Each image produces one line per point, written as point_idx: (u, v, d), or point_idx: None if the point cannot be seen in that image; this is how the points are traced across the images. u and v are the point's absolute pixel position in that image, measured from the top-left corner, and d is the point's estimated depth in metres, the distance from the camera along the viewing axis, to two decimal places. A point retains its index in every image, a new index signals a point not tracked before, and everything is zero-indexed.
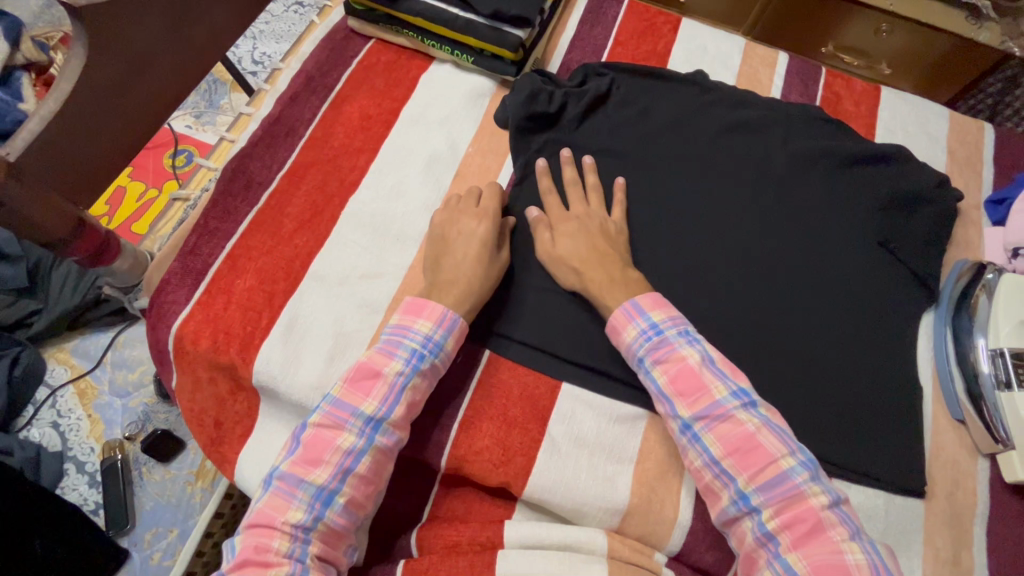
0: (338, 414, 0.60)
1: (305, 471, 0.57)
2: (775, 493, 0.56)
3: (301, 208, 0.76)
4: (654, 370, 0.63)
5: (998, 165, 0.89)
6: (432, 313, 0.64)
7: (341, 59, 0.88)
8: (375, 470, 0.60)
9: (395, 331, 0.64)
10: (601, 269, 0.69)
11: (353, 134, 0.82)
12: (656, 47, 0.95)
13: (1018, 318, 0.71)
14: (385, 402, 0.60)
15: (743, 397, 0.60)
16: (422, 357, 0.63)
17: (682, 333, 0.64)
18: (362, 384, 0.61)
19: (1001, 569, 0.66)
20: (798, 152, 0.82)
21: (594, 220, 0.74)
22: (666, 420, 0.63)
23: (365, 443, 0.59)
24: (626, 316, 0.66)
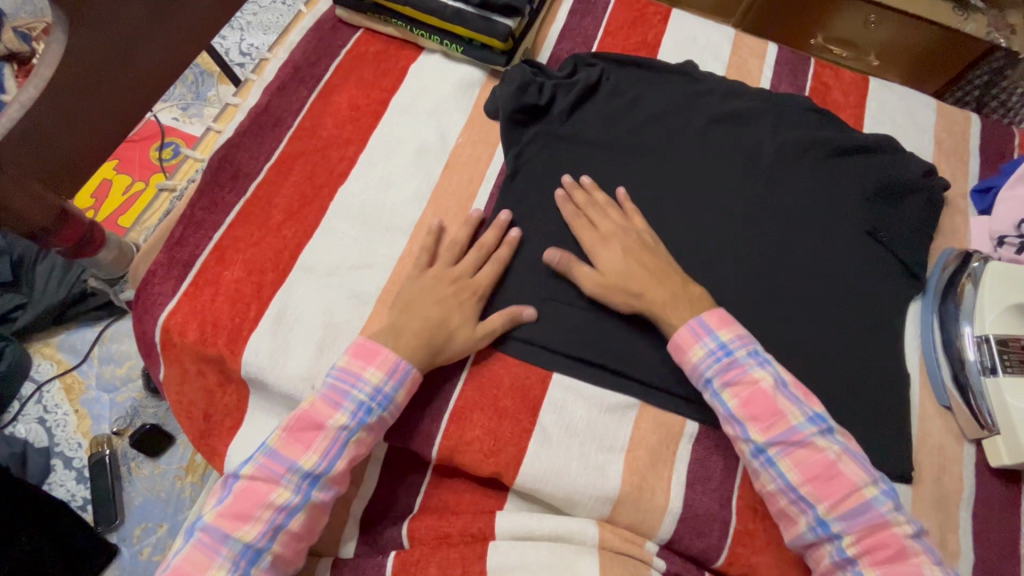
0: (273, 467, 0.60)
1: (231, 526, 0.58)
2: (858, 521, 0.58)
3: (289, 199, 0.75)
4: (725, 393, 0.63)
5: (984, 155, 0.90)
6: (383, 363, 0.63)
7: (330, 49, 0.87)
8: (307, 525, 0.60)
9: (342, 378, 0.63)
10: (662, 290, 0.68)
11: (342, 125, 0.81)
12: (646, 37, 0.95)
13: (1002, 305, 0.72)
14: (325, 457, 0.60)
15: (821, 424, 0.61)
16: (369, 411, 0.62)
17: (752, 354, 0.64)
18: (302, 435, 0.61)
19: (985, 551, 0.67)
20: (786, 142, 0.83)
21: (632, 235, 0.73)
22: (735, 441, 0.63)
23: (300, 499, 0.59)
24: (693, 334, 0.65)
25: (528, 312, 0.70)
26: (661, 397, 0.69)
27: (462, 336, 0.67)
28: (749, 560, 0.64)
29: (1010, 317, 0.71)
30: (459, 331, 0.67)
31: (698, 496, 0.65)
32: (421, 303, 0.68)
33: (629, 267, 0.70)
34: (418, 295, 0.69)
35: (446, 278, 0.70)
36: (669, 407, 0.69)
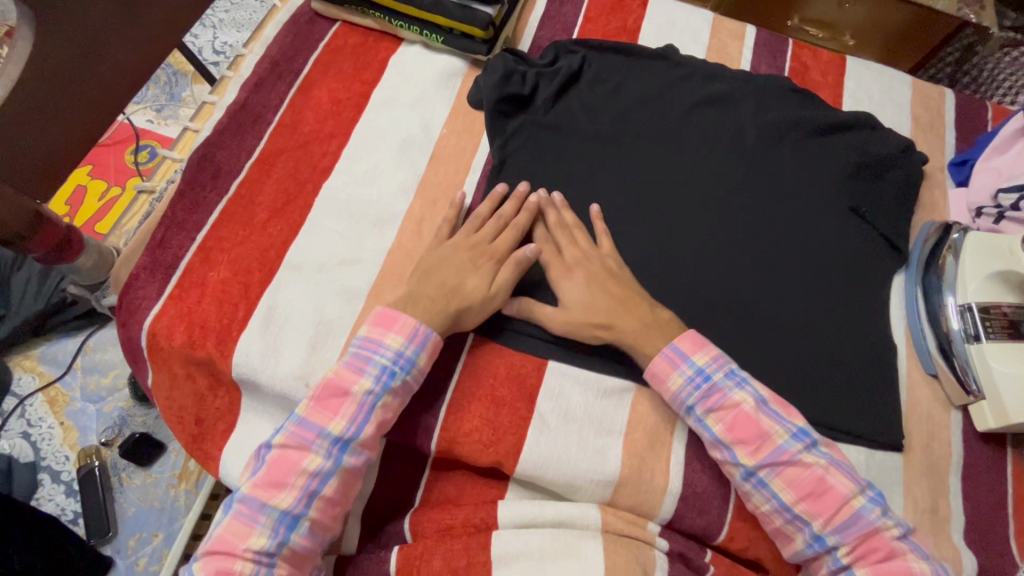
0: (304, 435, 0.60)
1: (269, 494, 0.58)
2: (851, 532, 0.58)
3: (273, 196, 0.74)
4: (708, 418, 0.63)
5: (960, 129, 0.91)
6: (403, 328, 0.64)
7: (307, 43, 0.86)
8: (342, 490, 0.61)
9: (363, 345, 0.63)
10: (631, 318, 0.67)
11: (323, 120, 0.80)
12: (626, 23, 0.95)
13: (984, 273, 0.72)
14: (354, 423, 0.61)
15: (805, 439, 0.61)
16: (393, 375, 0.63)
17: (729, 375, 0.63)
18: (330, 402, 0.62)
19: (976, 513, 0.68)
20: (768, 123, 0.84)
21: (596, 261, 0.71)
22: (725, 466, 0.63)
23: (332, 465, 0.60)
24: (670, 362, 0.64)
25: (532, 248, 0.71)
26: None
27: (477, 297, 0.67)
28: (749, 534, 0.65)
29: (991, 286, 0.72)
30: (473, 292, 0.67)
31: (697, 475, 0.66)
32: (439, 269, 0.69)
33: (595, 296, 0.68)
34: (437, 263, 0.69)
35: (464, 245, 0.71)
36: None
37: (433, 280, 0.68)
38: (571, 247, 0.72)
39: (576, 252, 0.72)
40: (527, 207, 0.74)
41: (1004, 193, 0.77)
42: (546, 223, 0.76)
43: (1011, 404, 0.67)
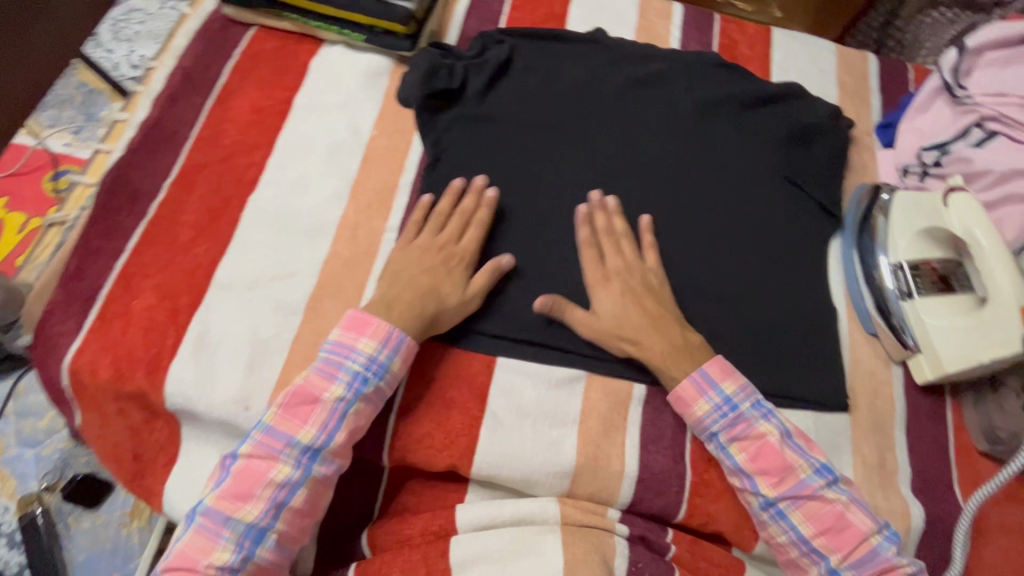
0: (271, 445, 0.59)
1: (232, 507, 0.56)
2: (868, 568, 0.59)
3: (196, 214, 0.71)
4: (732, 447, 0.64)
5: (884, 93, 0.94)
6: (376, 332, 0.62)
7: (221, 50, 0.82)
8: (312, 502, 0.59)
9: (335, 350, 0.62)
10: (659, 337, 0.67)
11: (245, 130, 0.77)
12: (553, 8, 0.94)
13: (913, 232, 0.74)
14: (325, 430, 0.59)
15: (828, 475, 0.62)
16: (365, 381, 0.61)
17: (756, 406, 0.64)
18: (298, 410, 0.60)
19: (921, 463, 0.71)
20: (700, 100, 0.84)
21: (636, 276, 0.70)
22: (743, 494, 0.64)
23: (301, 474, 0.58)
24: (697, 389, 0.64)
25: (507, 259, 0.70)
26: (607, 365, 0.70)
27: (453, 303, 0.67)
28: (707, 509, 0.65)
29: (920, 243, 0.74)
30: (450, 298, 0.67)
31: (653, 456, 0.66)
32: (412, 273, 0.67)
33: (628, 313, 0.68)
34: (408, 264, 0.68)
35: (434, 246, 0.70)
36: (615, 374, 0.69)
37: (409, 284, 0.66)
38: (614, 257, 0.71)
39: (618, 262, 0.71)
40: (484, 201, 0.73)
41: (925, 151, 0.79)
42: (592, 224, 0.74)
43: (946, 355, 0.69)
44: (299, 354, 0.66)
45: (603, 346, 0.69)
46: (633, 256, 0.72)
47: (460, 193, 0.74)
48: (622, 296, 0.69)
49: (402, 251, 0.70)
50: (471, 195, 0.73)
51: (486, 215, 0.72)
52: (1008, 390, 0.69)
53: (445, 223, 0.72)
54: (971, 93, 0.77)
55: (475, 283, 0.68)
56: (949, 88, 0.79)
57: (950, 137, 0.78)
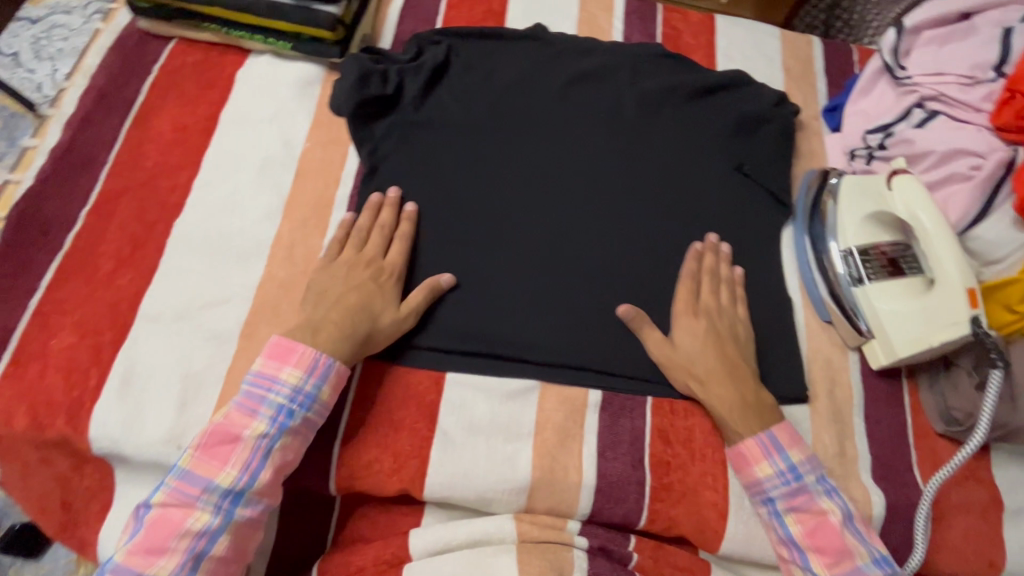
0: (187, 492, 0.56)
1: (146, 562, 0.54)
2: None
3: (117, 244, 0.67)
4: (788, 517, 0.61)
5: (830, 75, 0.93)
6: (301, 360, 0.60)
7: (139, 67, 0.78)
8: (236, 546, 0.57)
9: (257, 382, 0.59)
10: (729, 386, 0.65)
11: (168, 151, 0.73)
12: (491, 5, 0.91)
13: (861, 217, 0.73)
14: (246, 471, 0.57)
15: (886, 566, 0.59)
16: (290, 414, 0.59)
17: (821, 481, 0.62)
18: (216, 451, 0.57)
19: (881, 449, 0.70)
20: (643, 93, 0.82)
21: (723, 322, 0.69)
22: (789, 564, 0.62)
23: (221, 521, 0.56)
24: (762, 450, 0.62)
25: (447, 276, 0.68)
26: (560, 373, 0.68)
27: (387, 321, 0.64)
28: (669, 514, 0.64)
29: (869, 227, 0.73)
30: (383, 316, 0.64)
31: (611, 464, 0.64)
32: (340, 291, 0.65)
33: (706, 356, 0.66)
34: (335, 283, 0.65)
35: (361, 262, 0.67)
36: (568, 381, 0.68)
37: (337, 302, 0.64)
38: (708, 296, 0.70)
39: (710, 304, 0.70)
40: (405, 215, 0.71)
41: (870, 134, 0.79)
42: (699, 261, 0.73)
43: (898, 340, 0.68)
44: (234, 385, 0.62)
45: (669, 379, 0.68)
46: (725, 302, 0.70)
47: (386, 206, 0.71)
48: (706, 339, 0.67)
49: (328, 269, 0.66)
50: (389, 208, 0.71)
51: (409, 229, 0.70)
52: (960, 369, 0.69)
53: (368, 238, 0.69)
54: (911, 73, 0.77)
55: (412, 299, 0.66)
56: (890, 69, 0.79)
57: (893, 119, 0.77)
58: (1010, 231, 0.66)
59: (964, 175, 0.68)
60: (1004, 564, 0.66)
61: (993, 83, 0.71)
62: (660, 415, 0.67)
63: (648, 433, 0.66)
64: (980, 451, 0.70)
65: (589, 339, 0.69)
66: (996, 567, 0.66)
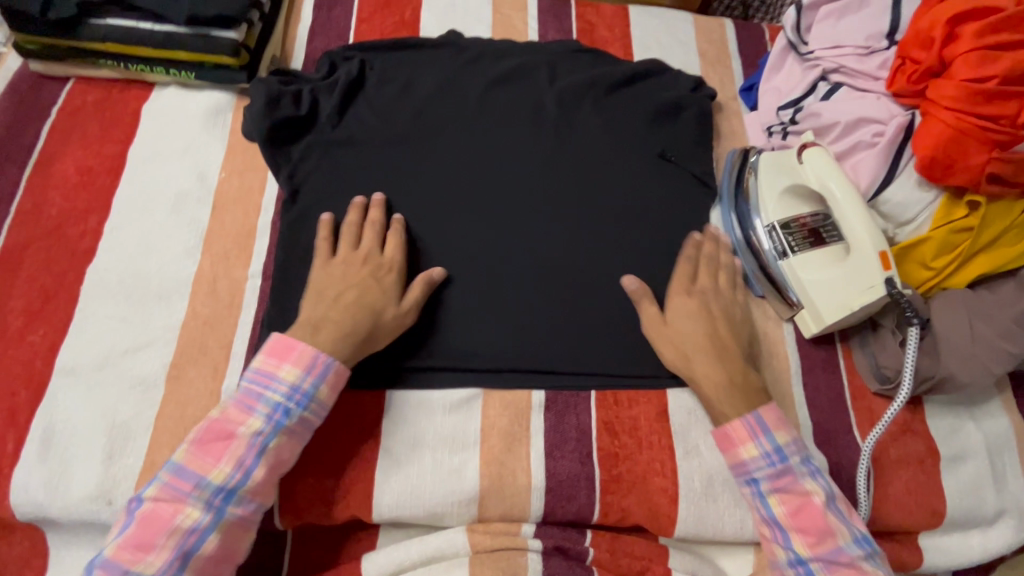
0: (179, 488, 0.54)
1: (135, 558, 0.52)
2: None
3: (25, 298, 0.64)
4: (771, 498, 0.62)
5: (744, 56, 0.95)
6: (300, 359, 0.59)
7: (36, 112, 0.75)
8: (226, 546, 0.55)
9: (256, 380, 0.58)
10: (717, 365, 0.66)
11: (73, 196, 0.70)
12: (403, 15, 0.90)
13: (779, 192, 0.75)
14: (240, 467, 0.55)
15: (866, 546, 0.60)
16: (287, 412, 0.58)
17: (805, 463, 0.62)
18: (212, 446, 0.56)
19: (821, 415, 0.72)
20: (562, 90, 0.83)
21: (715, 303, 0.70)
22: (771, 544, 0.62)
23: (212, 518, 0.54)
24: (748, 431, 0.63)
25: (438, 269, 0.68)
26: (502, 378, 0.68)
27: (390, 316, 0.64)
28: (620, 505, 0.64)
29: (788, 201, 0.74)
30: (385, 310, 0.64)
31: (559, 463, 0.65)
32: (339, 290, 0.64)
33: (697, 333, 0.68)
34: (333, 284, 0.64)
35: (356, 260, 0.66)
36: (511, 385, 0.68)
37: (335, 300, 0.63)
38: (703, 280, 0.72)
39: (704, 286, 0.71)
40: (397, 215, 0.70)
41: (783, 110, 0.81)
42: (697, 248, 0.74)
43: (824, 308, 0.70)
44: (162, 430, 0.60)
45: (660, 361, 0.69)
46: (718, 286, 0.72)
47: (366, 208, 0.71)
48: (699, 321, 0.68)
49: (324, 271, 0.65)
50: (379, 208, 0.71)
51: (405, 227, 0.70)
52: (885, 329, 0.72)
53: (360, 235, 0.69)
54: (813, 48, 0.80)
55: (413, 294, 0.66)
56: (795, 46, 0.81)
57: (802, 93, 0.79)
58: (915, 191, 0.69)
59: (868, 142, 0.71)
60: (944, 511, 0.69)
61: (887, 52, 0.74)
62: (605, 408, 0.68)
63: (594, 428, 0.67)
64: (914, 405, 0.72)
65: (528, 340, 0.69)
66: (938, 515, 0.69)
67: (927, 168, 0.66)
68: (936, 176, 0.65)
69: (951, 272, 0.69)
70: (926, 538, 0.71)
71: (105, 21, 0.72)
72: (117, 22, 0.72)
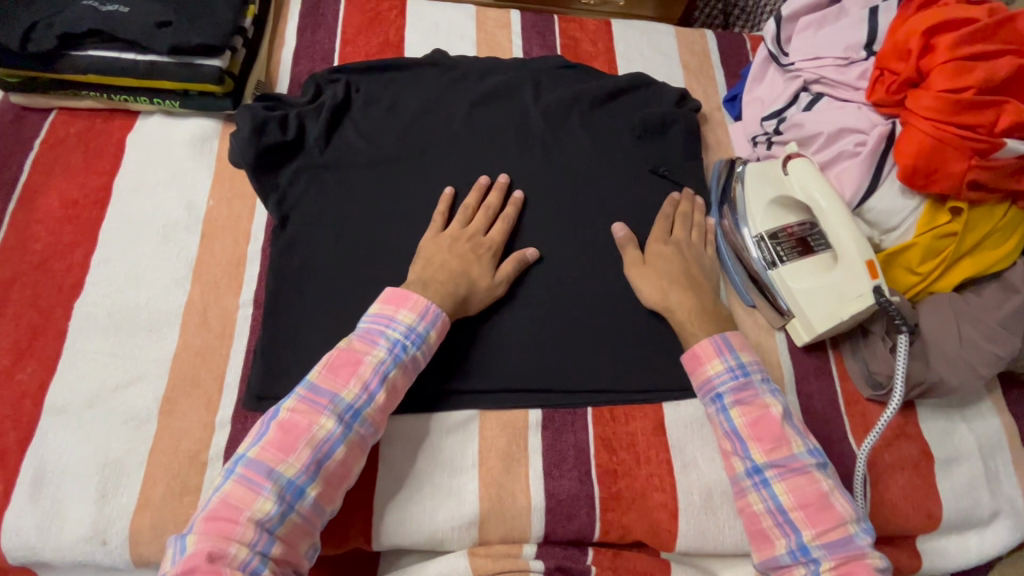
0: (315, 400, 0.56)
1: (276, 458, 0.53)
2: (837, 550, 0.57)
3: (12, 335, 0.63)
4: (733, 410, 0.63)
5: (726, 66, 0.96)
6: (415, 305, 0.62)
7: (18, 144, 0.74)
8: (346, 465, 0.56)
9: (376, 319, 0.61)
10: (691, 295, 0.70)
11: (59, 229, 0.69)
12: (387, 36, 0.90)
13: (766, 202, 0.75)
14: (367, 388, 0.58)
15: (819, 457, 0.61)
16: (405, 349, 0.60)
17: (765, 382, 0.65)
18: (342, 369, 0.58)
19: (816, 422, 0.72)
20: (549, 106, 0.83)
21: (691, 251, 0.75)
22: (731, 458, 0.63)
23: (342, 432, 0.56)
24: (715, 349, 0.65)
25: (531, 250, 0.72)
26: (499, 399, 0.68)
27: (483, 287, 0.67)
28: (621, 522, 0.64)
29: (775, 211, 0.75)
30: (479, 281, 0.67)
31: (558, 482, 0.65)
32: (443, 260, 0.68)
33: (674, 269, 0.72)
34: (439, 251, 0.69)
35: (463, 236, 0.70)
36: (507, 405, 0.68)
37: (441, 268, 0.67)
38: (674, 233, 0.75)
39: (679, 237, 0.75)
40: (513, 198, 0.75)
41: (767, 120, 0.82)
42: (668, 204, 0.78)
43: (815, 317, 0.71)
44: (155, 465, 0.59)
45: (634, 289, 0.72)
46: (691, 237, 0.76)
47: (485, 189, 0.75)
48: (674, 256, 0.73)
49: (433, 239, 0.70)
50: (497, 189, 0.75)
51: (513, 212, 0.74)
52: (875, 336, 0.73)
53: (472, 216, 0.73)
54: (793, 60, 0.81)
55: (504, 268, 0.70)
56: (775, 57, 0.82)
57: (783, 105, 0.81)
58: (899, 198, 0.70)
59: (851, 152, 0.72)
60: (940, 514, 0.70)
61: (865, 62, 0.75)
62: (602, 425, 0.68)
63: (592, 445, 0.67)
64: (906, 410, 0.73)
65: (524, 357, 0.69)
66: (934, 518, 0.70)
67: (909, 177, 0.67)
68: (918, 184, 0.66)
69: (937, 276, 0.70)
70: (922, 541, 0.72)
71: (87, 53, 0.72)
72: (99, 53, 0.72)
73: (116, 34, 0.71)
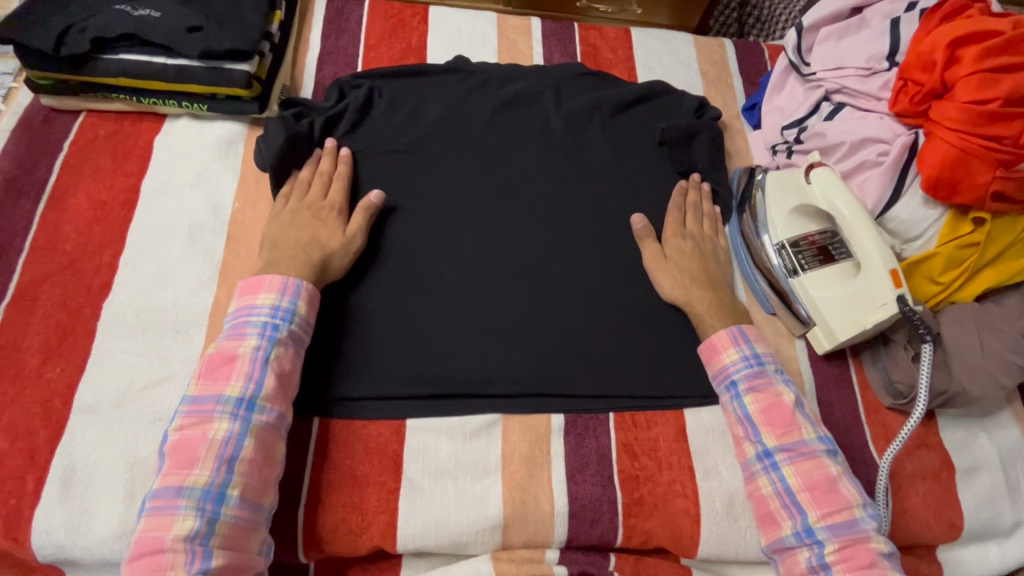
0: (201, 409, 0.56)
1: (181, 477, 0.53)
2: (841, 531, 0.58)
3: (43, 335, 0.64)
4: (746, 396, 0.64)
5: (745, 75, 0.97)
6: (272, 285, 0.63)
7: (47, 146, 0.75)
8: (263, 452, 0.57)
9: (238, 315, 0.62)
10: (707, 290, 0.71)
11: (88, 230, 0.70)
12: (410, 42, 0.91)
13: (787, 210, 0.76)
14: (251, 379, 0.58)
15: (828, 444, 0.62)
16: (276, 327, 0.61)
17: (778, 370, 0.66)
18: (218, 371, 0.58)
19: (837, 431, 0.72)
20: (569, 113, 0.84)
21: (707, 245, 0.76)
22: (742, 443, 0.64)
23: (241, 425, 0.56)
24: (731, 338, 0.67)
25: (376, 194, 0.72)
26: (522, 403, 0.68)
27: (337, 245, 0.68)
28: (644, 527, 0.64)
29: (796, 220, 0.75)
30: (331, 244, 0.68)
31: (581, 487, 0.65)
32: (287, 235, 0.68)
33: (692, 264, 0.73)
34: (281, 229, 0.68)
35: (303, 207, 0.70)
36: (530, 410, 0.68)
37: (288, 243, 0.67)
38: (693, 227, 0.77)
39: (695, 232, 0.77)
40: (343, 157, 0.75)
41: (787, 129, 0.82)
42: (685, 197, 0.79)
43: (836, 325, 0.71)
44: None
45: (655, 284, 0.73)
46: (708, 231, 0.78)
47: (317, 159, 0.75)
48: (691, 251, 0.74)
49: (274, 220, 0.70)
50: (327, 155, 0.75)
51: (347, 169, 0.74)
52: (896, 344, 0.73)
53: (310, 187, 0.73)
54: (815, 69, 0.81)
55: (354, 222, 0.70)
56: (796, 67, 0.83)
57: (805, 113, 0.81)
58: (921, 209, 0.70)
59: (873, 161, 0.73)
60: (962, 524, 0.70)
61: (888, 73, 0.76)
62: (624, 430, 0.68)
63: (614, 449, 0.67)
64: (927, 418, 0.73)
65: (544, 361, 0.69)
66: (956, 528, 0.69)
67: (933, 188, 0.67)
68: (942, 195, 0.67)
69: (959, 287, 0.70)
70: (944, 551, 0.72)
71: (118, 56, 0.73)
72: (129, 57, 0.73)
73: (147, 39, 0.72)
